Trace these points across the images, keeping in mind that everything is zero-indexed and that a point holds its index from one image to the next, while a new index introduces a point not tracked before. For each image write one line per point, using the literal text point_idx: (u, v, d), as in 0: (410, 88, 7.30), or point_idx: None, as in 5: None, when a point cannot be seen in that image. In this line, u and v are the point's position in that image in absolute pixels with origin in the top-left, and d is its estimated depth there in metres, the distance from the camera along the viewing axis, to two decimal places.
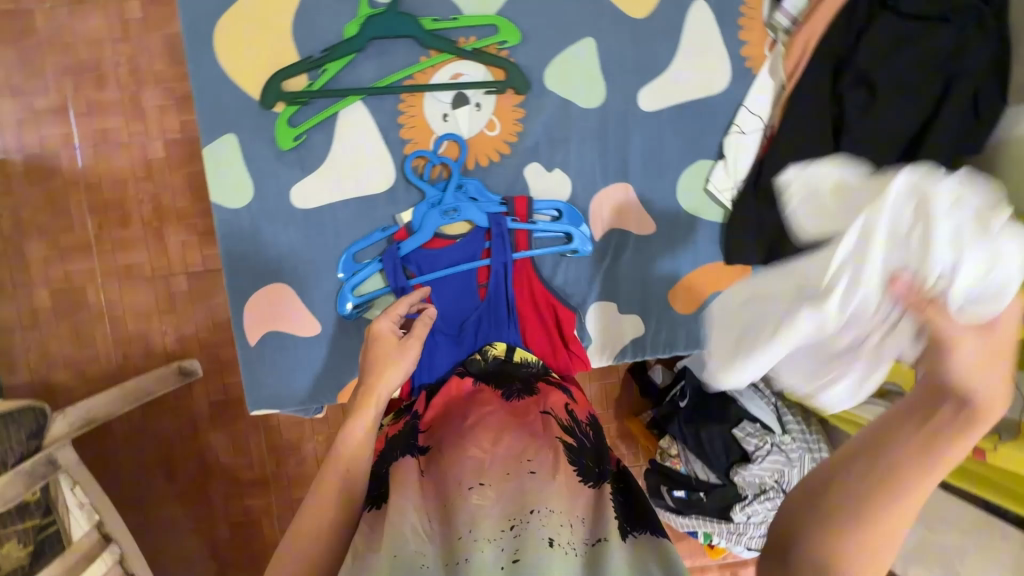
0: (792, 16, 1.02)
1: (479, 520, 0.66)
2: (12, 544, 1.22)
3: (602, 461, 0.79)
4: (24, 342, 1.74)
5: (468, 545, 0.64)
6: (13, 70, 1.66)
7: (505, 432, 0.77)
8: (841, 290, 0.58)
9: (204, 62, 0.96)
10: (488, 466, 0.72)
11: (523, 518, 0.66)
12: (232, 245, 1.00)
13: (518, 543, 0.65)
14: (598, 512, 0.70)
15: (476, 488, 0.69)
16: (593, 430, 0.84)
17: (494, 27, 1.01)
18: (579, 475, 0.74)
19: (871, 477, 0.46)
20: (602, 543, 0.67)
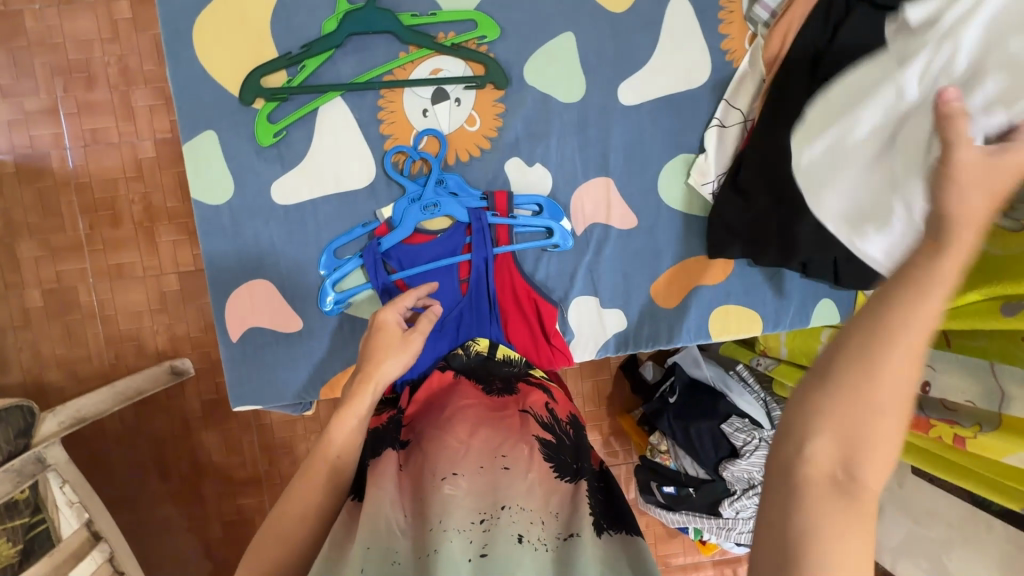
0: (770, 9, 1.00)
1: (450, 511, 0.65)
2: (1, 543, 1.23)
3: (580, 457, 0.79)
4: (16, 342, 1.74)
5: (439, 536, 0.62)
6: (3, 70, 1.67)
7: (481, 427, 0.77)
8: (913, 90, 0.72)
9: (184, 59, 0.96)
10: (462, 459, 0.72)
11: (494, 514, 0.67)
12: (213, 241, 1.00)
13: (489, 537, 0.64)
14: (572, 507, 0.70)
15: (449, 479, 0.69)
16: (573, 429, 0.84)
17: (473, 22, 1.01)
18: (557, 471, 0.74)
19: (897, 287, 0.43)
20: (573, 538, 0.66)
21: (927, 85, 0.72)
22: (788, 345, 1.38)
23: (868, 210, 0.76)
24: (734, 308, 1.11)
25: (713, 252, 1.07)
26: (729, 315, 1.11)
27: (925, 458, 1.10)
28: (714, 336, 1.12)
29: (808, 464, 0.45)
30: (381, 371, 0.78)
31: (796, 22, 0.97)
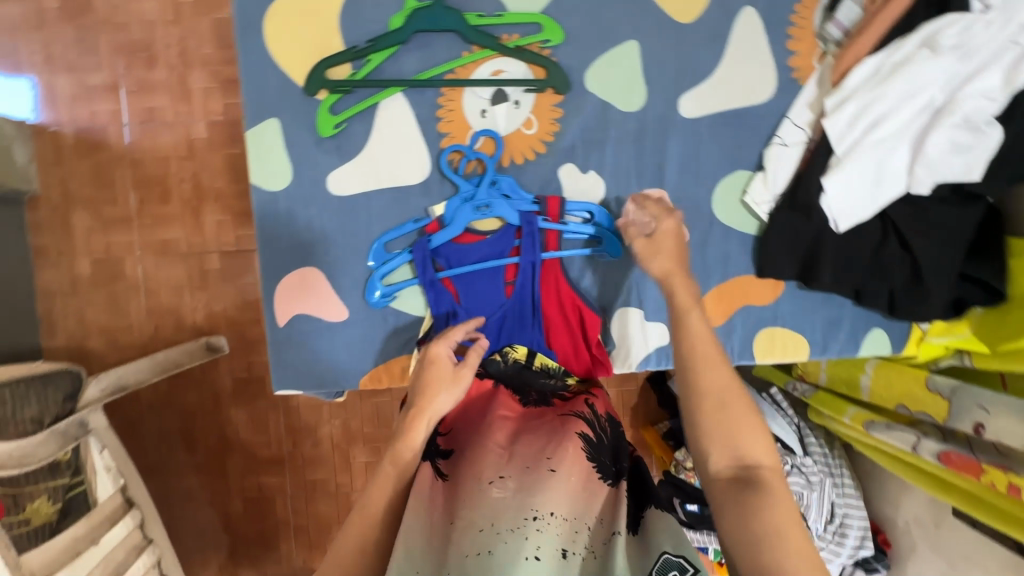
0: (844, 28, 0.99)
1: (501, 513, 0.67)
2: (42, 501, 1.32)
3: (619, 458, 0.78)
4: (63, 308, 1.81)
5: (491, 539, 0.65)
6: (71, 46, 1.73)
7: (522, 434, 0.78)
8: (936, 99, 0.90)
9: (253, 46, 0.98)
10: (507, 463, 0.73)
11: (545, 517, 0.67)
12: (268, 226, 1.02)
13: (541, 539, 0.66)
14: (613, 507, 0.72)
15: (496, 482, 0.70)
16: (610, 425, 0.83)
17: (538, 25, 1.01)
18: (597, 472, 0.75)
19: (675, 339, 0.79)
20: (614, 537, 0.68)
21: (933, 107, 0.91)
22: (829, 371, 1.33)
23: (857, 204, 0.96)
24: (780, 331, 1.10)
25: (765, 270, 1.06)
26: (775, 337, 1.10)
27: (970, 502, 1.06)
28: (758, 358, 1.10)
29: (716, 470, 0.71)
30: (434, 404, 0.80)
31: (867, 47, 0.95)
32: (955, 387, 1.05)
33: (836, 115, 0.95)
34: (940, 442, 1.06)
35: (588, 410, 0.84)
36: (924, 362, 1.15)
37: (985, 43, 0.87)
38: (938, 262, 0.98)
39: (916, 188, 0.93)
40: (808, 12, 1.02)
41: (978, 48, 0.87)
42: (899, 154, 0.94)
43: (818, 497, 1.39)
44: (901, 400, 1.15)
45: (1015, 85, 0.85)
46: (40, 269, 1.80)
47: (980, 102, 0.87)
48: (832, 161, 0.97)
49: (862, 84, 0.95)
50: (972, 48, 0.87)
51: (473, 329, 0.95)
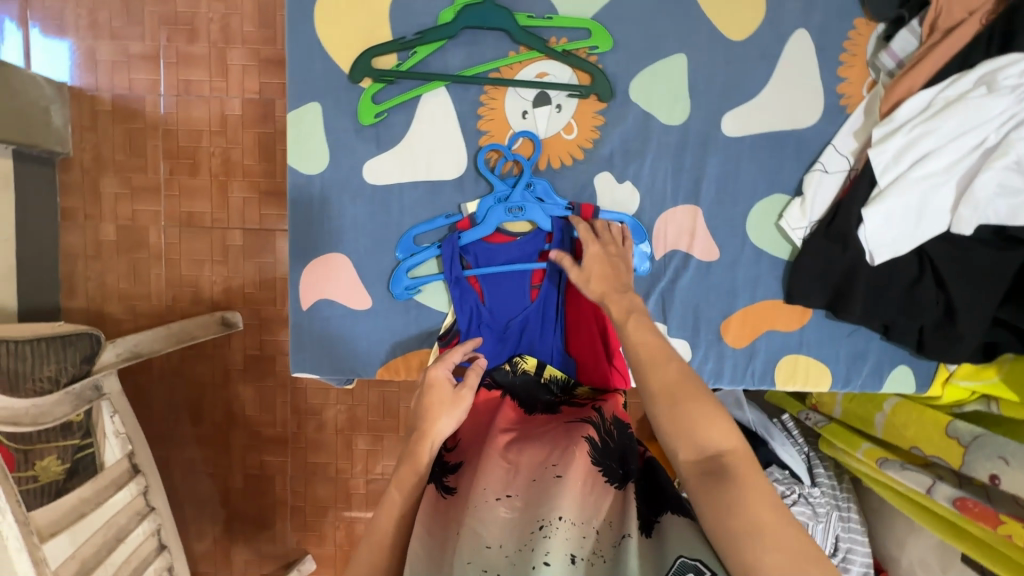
0: (898, 59, 0.97)
1: (509, 534, 0.67)
2: (52, 459, 1.35)
3: (626, 461, 0.76)
4: (85, 271, 1.83)
5: (497, 558, 0.65)
6: (115, 14, 1.75)
7: (525, 444, 0.77)
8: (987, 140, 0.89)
9: (302, 29, 0.99)
10: (514, 477, 0.72)
11: (553, 523, 0.65)
12: (300, 210, 1.03)
13: (550, 545, 0.64)
14: (622, 509, 0.70)
15: (503, 500, 0.70)
16: (616, 429, 0.81)
17: (587, 31, 1.00)
18: (604, 475, 0.73)
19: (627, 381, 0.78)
20: (625, 540, 0.66)
21: (983, 148, 0.89)
22: (844, 406, 1.30)
23: (895, 240, 0.95)
24: (804, 359, 1.08)
25: (793, 296, 1.04)
26: (798, 364, 1.08)
27: (983, 550, 1.04)
28: (779, 384, 1.09)
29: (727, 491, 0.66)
30: (435, 429, 0.79)
31: (921, 81, 0.94)
32: (977, 435, 1.02)
33: (884, 145, 0.94)
34: (955, 488, 1.05)
35: (595, 415, 0.83)
36: (947, 405, 1.12)
37: None
38: (974, 304, 0.96)
39: (958, 228, 0.91)
40: (862, 40, 1.01)
41: None
42: (944, 191, 0.92)
43: (824, 529, 1.34)
44: (915, 442, 1.12)
45: None
46: (66, 231, 1.82)
47: None
48: (874, 194, 0.96)
49: (912, 117, 0.93)
50: None
51: (471, 348, 0.95)
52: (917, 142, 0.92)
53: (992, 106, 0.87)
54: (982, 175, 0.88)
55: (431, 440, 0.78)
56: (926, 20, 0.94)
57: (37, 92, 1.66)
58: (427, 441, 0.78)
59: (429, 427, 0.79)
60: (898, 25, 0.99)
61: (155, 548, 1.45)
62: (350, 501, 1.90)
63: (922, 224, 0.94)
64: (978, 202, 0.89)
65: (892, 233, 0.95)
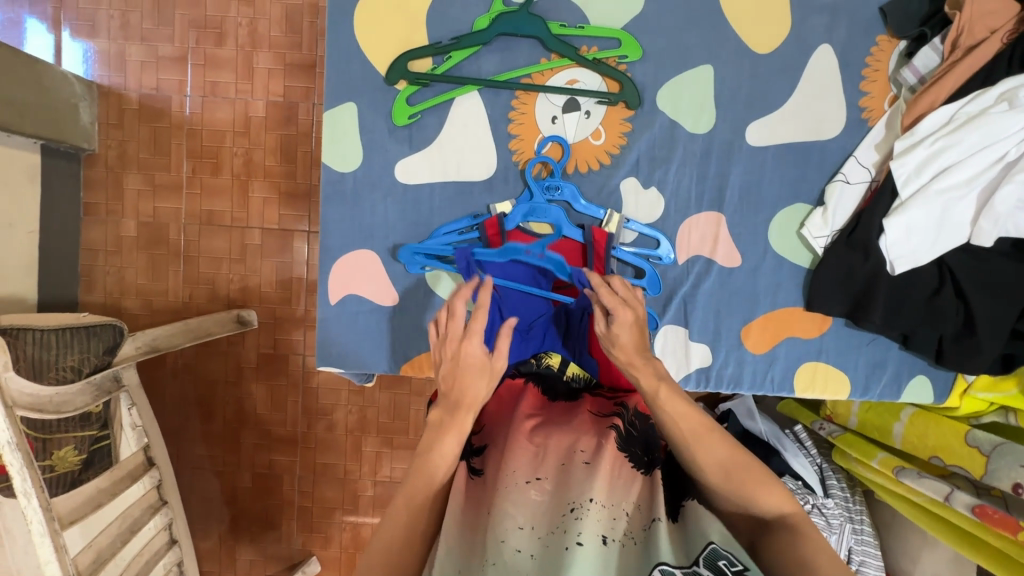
0: (920, 75, 1.00)
1: (540, 514, 0.69)
2: (69, 450, 1.34)
3: (651, 449, 0.78)
4: (105, 266, 1.85)
5: (529, 540, 0.66)
6: (147, 16, 1.80)
7: (552, 429, 0.77)
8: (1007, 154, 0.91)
9: (341, 32, 1.02)
10: (542, 460, 0.73)
11: (584, 505, 0.67)
12: (332, 207, 1.05)
13: (582, 526, 0.66)
14: (650, 495, 0.72)
15: (533, 483, 0.70)
16: (639, 421, 0.81)
17: (617, 40, 1.03)
18: (630, 461, 0.74)
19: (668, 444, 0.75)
20: (655, 524, 0.68)
21: (1002, 163, 0.92)
22: (860, 416, 1.31)
23: (914, 251, 0.97)
24: (823, 365, 1.10)
25: (813, 303, 1.06)
26: (817, 372, 1.10)
27: (999, 563, 1.04)
28: (798, 391, 1.10)
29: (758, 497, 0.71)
30: (473, 393, 0.76)
31: (943, 96, 0.96)
32: (997, 444, 1.03)
33: (905, 157, 0.96)
34: (974, 497, 1.05)
35: (619, 407, 0.83)
36: (965, 416, 1.14)
37: None
38: (993, 315, 0.98)
39: (978, 239, 0.93)
40: (884, 56, 1.04)
41: None
42: (965, 203, 0.94)
43: (837, 541, 1.34)
44: (935, 451, 1.13)
45: None
46: (88, 225, 1.84)
47: None
48: (895, 205, 0.98)
49: (933, 130, 0.96)
50: None
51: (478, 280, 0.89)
52: (937, 156, 0.94)
53: (1013, 122, 0.89)
54: (1002, 189, 0.90)
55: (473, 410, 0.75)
56: (948, 38, 0.96)
57: (67, 89, 1.70)
58: (466, 410, 0.75)
59: (464, 397, 0.75)
60: (920, 41, 1.01)
61: (166, 542, 1.45)
62: (357, 503, 1.89)
63: (941, 236, 0.96)
64: (998, 214, 0.90)
65: (912, 245, 0.97)
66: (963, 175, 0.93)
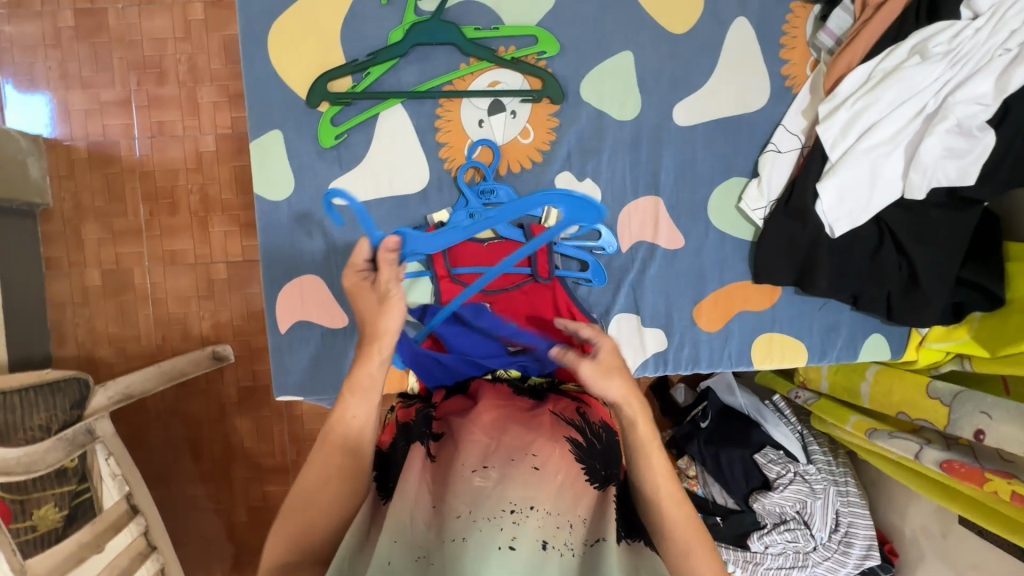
0: (836, 37, 1.00)
1: (480, 501, 0.67)
2: (49, 507, 1.32)
3: (609, 464, 0.80)
4: (74, 317, 1.84)
5: (466, 525, 0.65)
6: (84, 63, 1.78)
7: (509, 425, 0.79)
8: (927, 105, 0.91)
9: (258, 60, 1.01)
10: (494, 452, 0.74)
11: (524, 510, 0.67)
12: (269, 235, 1.05)
13: (518, 531, 0.65)
14: (600, 514, 0.73)
15: (479, 471, 0.70)
16: (604, 432, 0.85)
17: (534, 37, 1.03)
18: (586, 474, 0.75)
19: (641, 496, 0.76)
20: (599, 544, 0.69)
21: (924, 116, 0.92)
22: (830, 378, 1.32)
23: (849, 212, 0.97)
24: (778, 336, 1.10)
25: (760, 276, 1.07)
26: (772, 342, 1.10)
27: (976, 509, 1.05)
28: (756, 364, 1.11)
29: None
30: (385, 324, 0.74)
31: (858, 55, 0.96)
32: (957, 393, 1.03)
33: (827, 121, 0.97)
34: (943, 451, 1.06)
35: (580, 417, 0.85)
36: (924, 367, 1.14)
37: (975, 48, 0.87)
38: (935, 267, 0.98)
39: (910, 193, 0.94)
40: (800, 22, 1.05)
41: (968, 53, 0.87)
42: (893, 159, 0.94)
43: (823, 506, 1.36)
44: (901, 407, 1.13)
45: (1007, 90, 0.84)
46: (52, 279, 1.83)
47: (973, 108, 0.87)
48: (826, 169, 0.98)
49: (852, 89, 0.96)
50: (962, 52, 0.87)
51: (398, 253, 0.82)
52: (858, 116, 0.95)
53: (927, 73, 0.89)
54: (924, 143, 0.90)
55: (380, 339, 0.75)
56: None
57: (13, 146, 1.68)
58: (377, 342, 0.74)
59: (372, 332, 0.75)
60: (832, 4, 1.02)
61: None
62: None
63: (874, 195, 0.96)
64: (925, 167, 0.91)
65: (847, 207, 0.97)
66: (886, 132, 0.94)
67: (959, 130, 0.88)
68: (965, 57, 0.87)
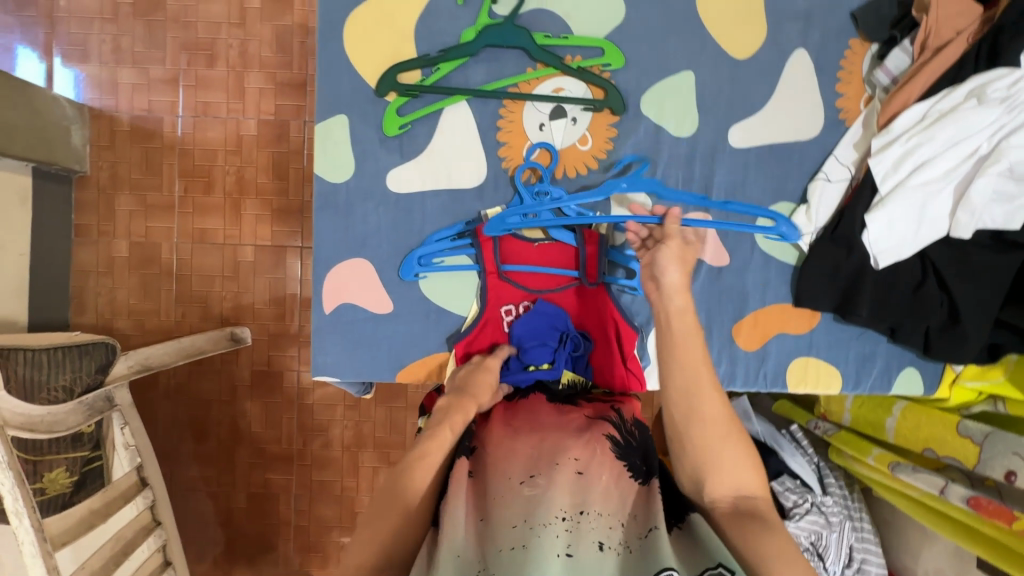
0: (892, 76, 1.05)
1: (535, 510, 0.68)
2: (60, 471, 1.29)
3: (649, 458, 0.78)
4: (96, 287, 1.84)
5: (525, 534, 0.66)
6: (137, 38, 1.81)
7: (549, 431, 0.78)
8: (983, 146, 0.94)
9: (332, 46, 1.04)
10: (537, 460, 0.74)
11: (576, 516, 0.68)
12: (324, 216, 1.06)
13: (572, 538, 0.67)
14: (647, 505, 0.71)
15: (527, 482, 0.71)
16: (638, 429, 0.82)
17: (600, 49, 1.06)
18: (630, 472, 0.74)
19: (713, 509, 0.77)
20: (653, 532, 0.68)
21: (977, 159, 0.94)
22: (853, 411, 1.32)
23: (892, 246, 0.99)
24: (814, 361, 1.13)
25: (801, 300, 1.08)
26: (808, 367, 1.12)
27: (994, 552, 1.05)
28: (790, 387, 1.13)
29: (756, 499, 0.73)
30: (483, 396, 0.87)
31: (914, 95, 1.00)
32: (989, 434, 1.05)
33: (881, 153, 0.99)
34: (968, 488, 1.06)
35: (615, 414, 0.84)
36: (955, 407, 1.15)
37: None
38: (977, 305, 1.00)
39: (957, 232, 0.96)
40: (856, 59, 1.09)
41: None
42: (943, 196, 0.97)
43: (838, 540, 1.33)
44: (927, 443, 1.15)
45: None
46: (79, 247, 1.83)
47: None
48: (875, 201, 1.01)
49: (907, 124, 0.99)
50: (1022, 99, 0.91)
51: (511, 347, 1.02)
52: (914, 152, 0.97)
53: (985, 117, 0.92)
54: (977, 183, 0.92)
55: (477, 403, 0.85)
56: (916, 40, 1.01)
57: (59, 112, 1.70)
58: (468, 399, 0.84)
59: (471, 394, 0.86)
60: (890, 44, 1.06)
61: (160, 564, 1.37)
62: (354, 520, 1.88)
63: (919, 230, 0.98)
64: (977, 206, 0.93)
65: (891, 241, 0.99)
66: (939, 168, 0.96)
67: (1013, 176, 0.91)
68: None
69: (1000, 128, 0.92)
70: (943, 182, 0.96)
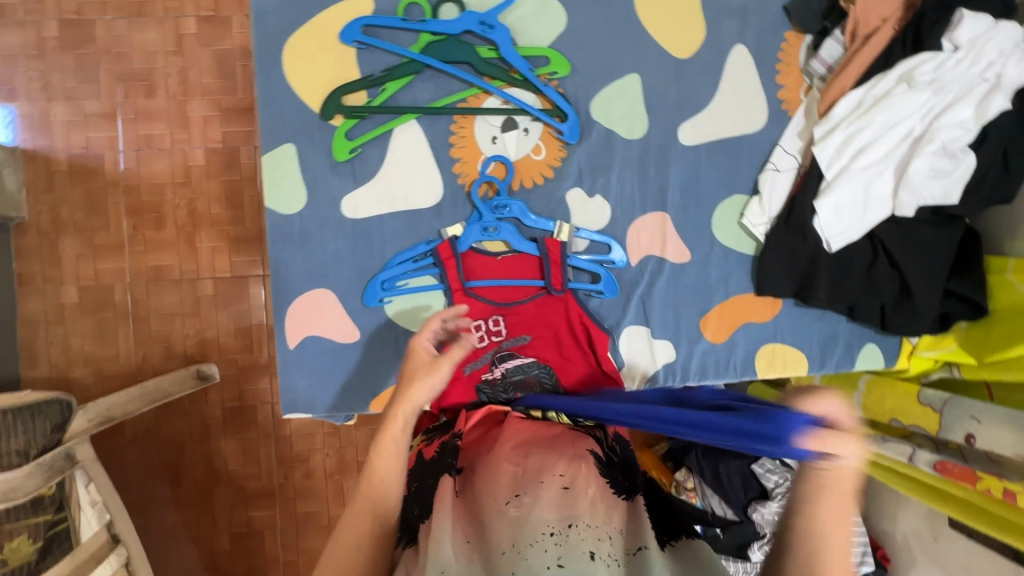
0: (827, 65, 1.08)
1: (521, 531, 0.66)
2: (22, 539, 1.21)
3: (631, 474, 0.79)
4: (47, 336, 1.74)
5: (512, 559, 0.64)
6: (68, 74, 1.72)
7: (534, 449, 0.78)
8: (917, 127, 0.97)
9: (272, 73, 1.01)
10: (523, 479, 0.73)
11: (564, 531, 0.66)
12: (281, 248, 1.03)
13: (562, 550, 0.65)
14: (634, 522, 0.71)
15: (512, 501, 0.70)
16: (619, 445, 0.86)
17: (546, 58, 1.06)
18: (612, 487, 0.75)
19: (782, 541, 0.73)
20: (643, 551, 0.67)
21: (912, 140, 0.98)
22: None
23: (843, 229, 1.02)
24: (782, 347, 1.15)
25: (764, 288, 1.11)
26: (776, 353, 1.15)
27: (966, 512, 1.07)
28: (761, 373, 1.15)
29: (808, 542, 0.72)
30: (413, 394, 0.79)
31: (849, 84, 1.03)
32: (946, 400, 1.09)
33: (820, 142, 1.03)
34: (934, 453, 1.08)
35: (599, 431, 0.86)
36: (915, 376, 1.20)
37: (960, 76, 0.94)
38: (925, 281, 1.04)
39: (901, 211, 0.99)
40: (793, 51, 1.12)
41: (952, 80, 0.94)
42: (884, 178, 1.00)
43: None
44: (894, 414, 1.19)
45: (987, 117, 0.92)
46: (24, 296, 1.73)
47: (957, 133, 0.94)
48: (823, 187, 1.03)
49: (845, 111, 1.02)
50: (947, 80, 0.95)
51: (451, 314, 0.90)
52: (854, 138, 1.00)
53: (916, 100, 0.96)
54: (913, 164, 0.96)
55: (410, 404, 0.78)
56: (847, 29, 1.05)
57: None
58: (400, 407, 0.78)
59: (403, 394, 0.79)
60: (823, 34, 1.10)
61: None
62: None
63: (865, 211, 1.02)
64: (915, 184, 0.96)
65: (841, 224, 1.02)
66: (877, 152, 1.00)
67: (946, 152, 0.95)
68: (950, 85, 0.95)
69: (930, 108, 0.96)
70: (881, 165, 1.00)
